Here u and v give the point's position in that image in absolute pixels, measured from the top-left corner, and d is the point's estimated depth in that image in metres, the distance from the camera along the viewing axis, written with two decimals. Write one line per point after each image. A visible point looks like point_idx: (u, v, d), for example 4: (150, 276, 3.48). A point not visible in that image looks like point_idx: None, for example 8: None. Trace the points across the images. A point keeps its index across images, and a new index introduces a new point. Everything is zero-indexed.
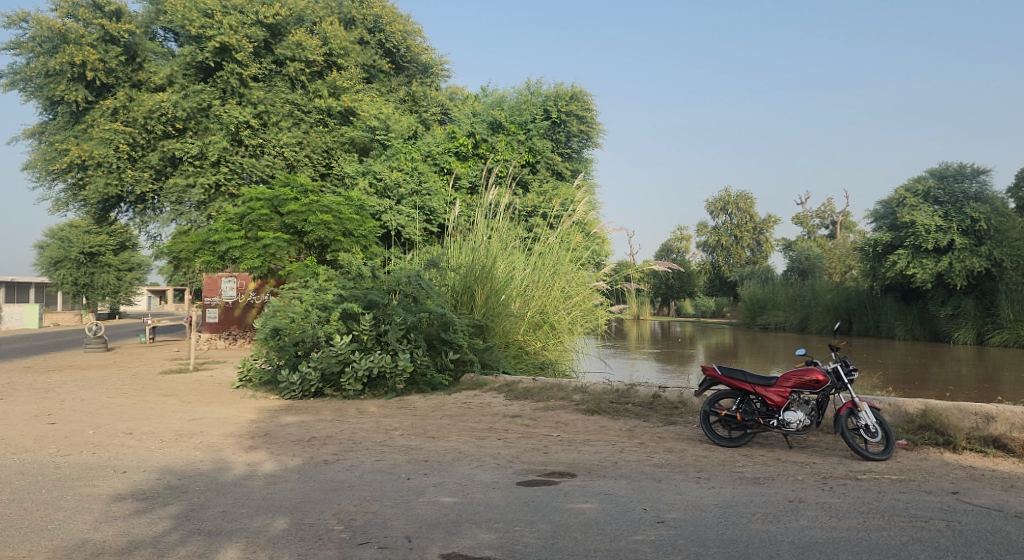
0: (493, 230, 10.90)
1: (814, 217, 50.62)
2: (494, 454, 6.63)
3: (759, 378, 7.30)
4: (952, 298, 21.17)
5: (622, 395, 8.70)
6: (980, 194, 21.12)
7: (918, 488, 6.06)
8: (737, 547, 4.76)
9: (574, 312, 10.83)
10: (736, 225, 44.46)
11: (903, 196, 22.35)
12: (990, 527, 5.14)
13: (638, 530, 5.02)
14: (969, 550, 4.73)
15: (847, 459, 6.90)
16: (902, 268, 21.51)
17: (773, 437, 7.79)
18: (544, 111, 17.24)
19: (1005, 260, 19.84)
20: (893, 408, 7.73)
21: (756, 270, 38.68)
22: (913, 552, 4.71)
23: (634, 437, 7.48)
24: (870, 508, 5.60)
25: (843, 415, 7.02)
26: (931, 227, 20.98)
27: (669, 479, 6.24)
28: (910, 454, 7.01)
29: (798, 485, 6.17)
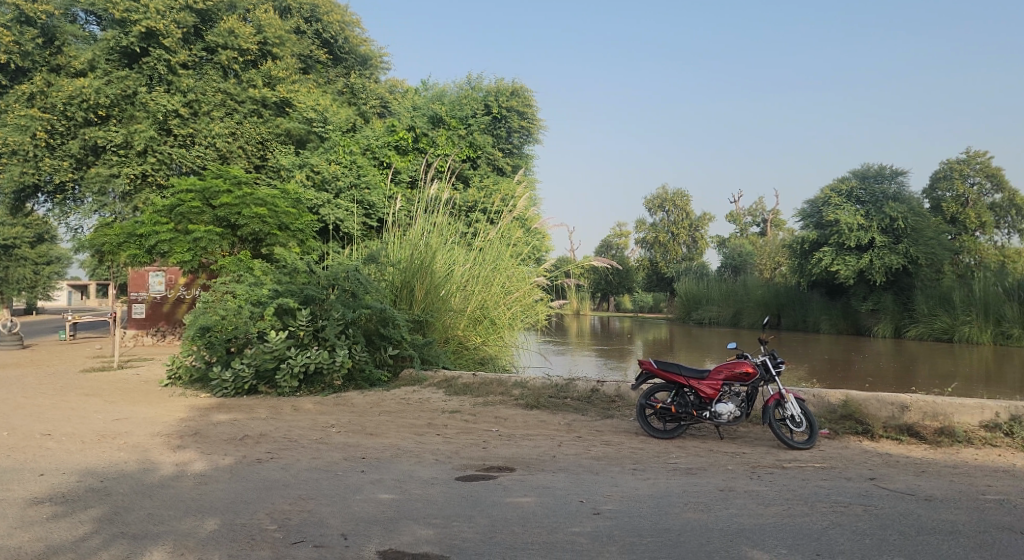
0: (433, 225, 10.83)
1: (746, 215, 52.14)
2: (433, 450, 6.61)
3: (693, 371, 7.50)
4: (872, 293, 22.12)
5: (561, 390, 8.79)
6: (898, 195, 22.07)
7: (839, 475, 6.34)
8: (670, 536, 4.89)
9: (514, 308, 10.85)
10: (673, 222, 45.55)
11: (828, 195, 23.11)
12: (904, 510, 5.42)
13: (575, 522, 5.09)
14: (884, 533, 4.99)
15: (774, 449, 7.17)
16: (827, 264, 22.42)
17: (705, 428, 8.02)
18: (484, 105, 17.21)
19: (920, 257, 20.94)
20: (817, 399, 8.04)
21: (691, 266, 39.66)
22: (834, 536, 4.93)
23: (572, 431, 7.57)
24: (795, 495, 5.83)
25: (771, 405, 7.29)
26: (853, 226, 21.89)
27: (606, 471, 6.35)
28: (832, 442, 7.33)
29: (729, 474, 6.38)
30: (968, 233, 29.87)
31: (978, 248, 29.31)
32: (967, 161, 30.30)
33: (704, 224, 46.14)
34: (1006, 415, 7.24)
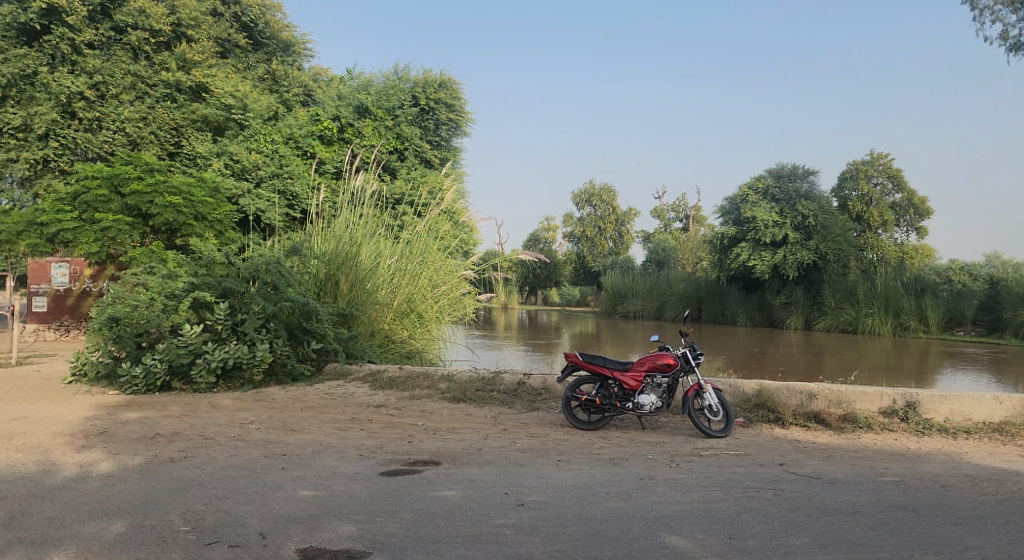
0: (358, 217, 10.66)
1: (669, 211, 53.57)
2: (357, 445, 6.51)
3: (616, 363, 7.66)
4: (785, 287, 23.13)
5: (488, 383, 8.80)
6: (810, 193, 23.18)
7: (753, 461, 6.61)
8: (592, 525, 4.98)
9: (442, 301, 10.80)
10: (600, 217, 46.78)
11: (746, 193, 24.00)
12: (810, 493, 5.71)
13: (500, 514, 5.12)
14: (792, 515, 5.23)
15: (693, 438, 7.42)
16: (744, 260, 23.24)
17: (628, 418, 8.21)
18: (412, 97, 17.04)
19: (829, 254, 21.92)
20: (733, 388, 8.33)
21: (617, 260, 40.52)
22: (746, 520, 5.14)
23: (499, 423, 7.61)
24: (711, 481, 6.05)
25: (690, 396, 7.53)
26: (769, 223, 22.79)
27: (531, 463, 6.41)
28: (746, 430, 7.65)
29: (650, 463, 6.55)
30: (872, 231, 31.63)
31: (880, 245, 31.10)
32: (871, 162, 32.02)
33: (630, 219, 47.20)
34: (902, 401, 7.70)
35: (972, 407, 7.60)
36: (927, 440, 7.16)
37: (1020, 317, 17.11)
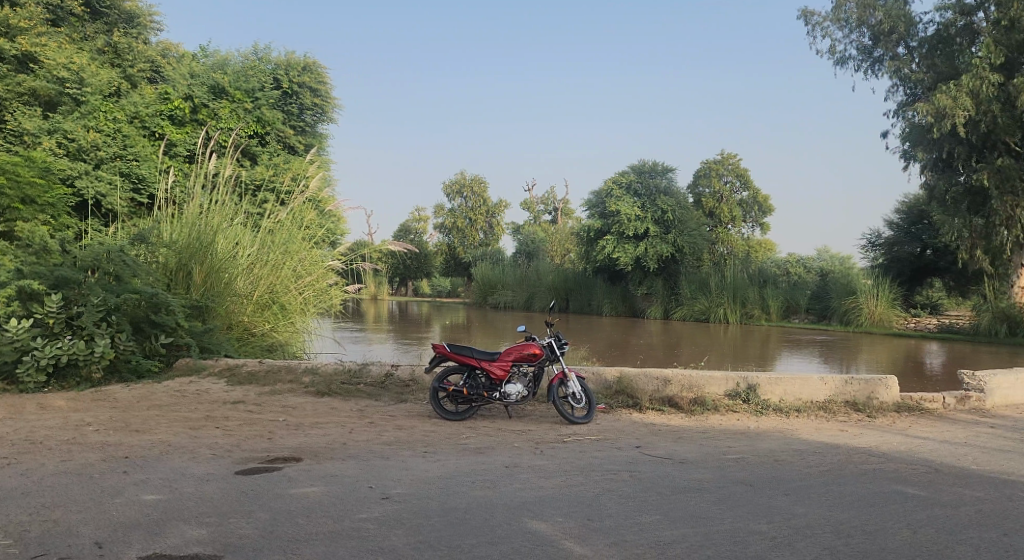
0: (214, 203, 10.10)
1: (539, 204, 54.73)
2: (210, 444, 6.18)
3: (484, 353, 7.75)
4: (647, 279, 24.32)
5: (354, 375, 8.63)
6: (668, 189, 24.42)
7: (612, 445, 6.92)
8: (456, 515, 5.03)
9: (306, 293, 10.46)
10: (471, 208, 46.95)
11: (610, 188, 24.94)
12: (662, 473, 6.07)
13: (363, 508, 5.05)
14: (645, 494, 5.54)
15: (557, 425, 7.66)
16: (609, 252, 24.01)
17: (495, 408, 8.33)
18: (273, 79, 16.52)
19: (685, 247, 23.42)
20: (595, 376, 8.69)
21: (487, 252, 40.90)
22: (604, 501, 5.39)
23: (364, 416, 7.49)
24: (573, 466, 6.28)
25: (555, 385, 7.76)
26: (631, 216, 23.84)
27: (397, 455, 6.36)
28: (607, 416, 7.99)
29: (515, 451, 6.69)
30: (722, 226, 33.98)
31: (729, 239, 33.44)
32: (721, 162, 34.34)
33: (500, 210, 47.77)
34: (744, 384, 8.33)
35: (801, 388, 8.31)
36: (764, 420, 7.80)
37: (844, 305, 19.07)
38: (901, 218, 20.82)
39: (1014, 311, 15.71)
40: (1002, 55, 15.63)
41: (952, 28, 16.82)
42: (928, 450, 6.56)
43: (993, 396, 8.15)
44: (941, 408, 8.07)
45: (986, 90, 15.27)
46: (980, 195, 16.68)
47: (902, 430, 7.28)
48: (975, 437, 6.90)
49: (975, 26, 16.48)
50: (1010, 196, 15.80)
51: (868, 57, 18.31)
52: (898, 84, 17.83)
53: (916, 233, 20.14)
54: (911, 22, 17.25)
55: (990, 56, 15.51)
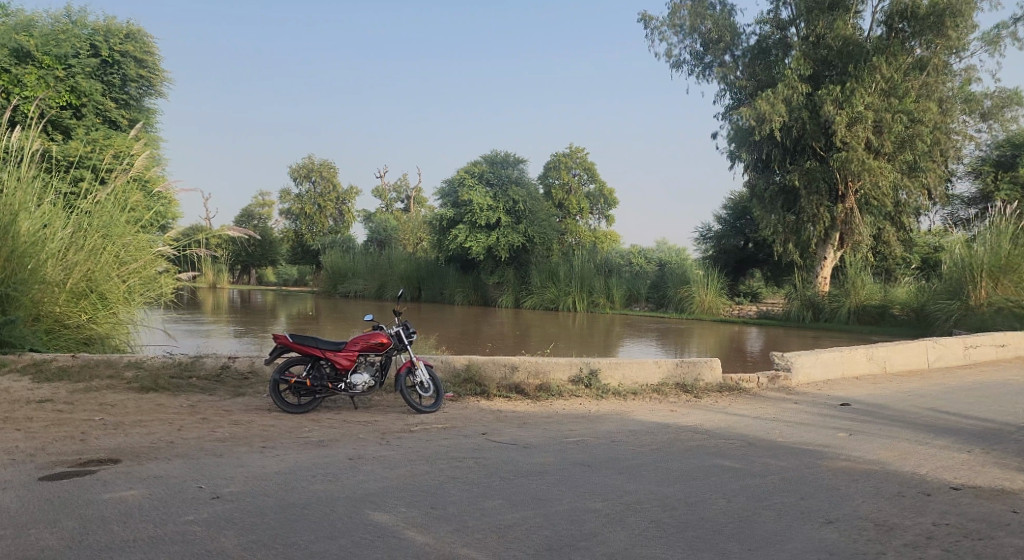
0: (17, 179, 9.01)
1: (391, 191, 53.95)
2: (9, 449, 5.54)
3: (329, 343, 7.51)
4: (498, 268, 24.69)
5: (185, 369, 8.09)
6: (519, 179, 24.94)
7: (458, 433, 6.97)
8: (293, 511, 4.85)
9: (132, 281, 9.64)
10: (319, 194, 45.37)
11: (462, 177, 24.89)
12: (507, 459, 6.19)
13: (191, 509, 4.75)
14: (489, 480, 5.63)
15: (404, 414, 7.60)
16: (461, 241, 24.11)
17: (340, 399, 8.11)
18: (91, 45, 14.79)
19: (535, 237, 24.12)
20: (444, 363, 8.72)
21: (337, 239, 39.73)
22: (448, 489, 5.41)
23: (195, 412, 7.03)
24: (418, 455, 6.25)
25: (403, 374, 7.68)
26: (484, 206, 24.09)
27: (231, 452, 6.03)
28: (455, 404, 8.04)
29: (359, 442, 6.56)
30: (570, 217, 35.26)
31: (577, 229, 34.73)
32: (570, 155, 35.56)
33: (351, 197, 46.63)
34: (586, 369, 8.70)
35: (637, 372, 8.81)
36: (603, 403, 8.19)
37: (679, 294, 20.48)
38: (727, 213, 22.55)
39: (818, 299, 17.58)
40: (809, 68, 17.44)
41: (769, 40, 18.51)
42: (744, 426, 7.17)
43: (797, 374, 9.05)
44: (755, 386, 8.87)
45: (796, 98, 17.03)
46: (791, 194, 18.50)
47: (723, 409, 7.91)
48: (785, 413, 7.65)
49: (788, 40, 18.25)
50: (816, 195, 17.70)
51: (700, 62, 19.65)
52: (726, 89, 19.28)
53: (740, 227, 21.95)
54: (735, 32, 18.80)
55: (800, 68, 17.23)
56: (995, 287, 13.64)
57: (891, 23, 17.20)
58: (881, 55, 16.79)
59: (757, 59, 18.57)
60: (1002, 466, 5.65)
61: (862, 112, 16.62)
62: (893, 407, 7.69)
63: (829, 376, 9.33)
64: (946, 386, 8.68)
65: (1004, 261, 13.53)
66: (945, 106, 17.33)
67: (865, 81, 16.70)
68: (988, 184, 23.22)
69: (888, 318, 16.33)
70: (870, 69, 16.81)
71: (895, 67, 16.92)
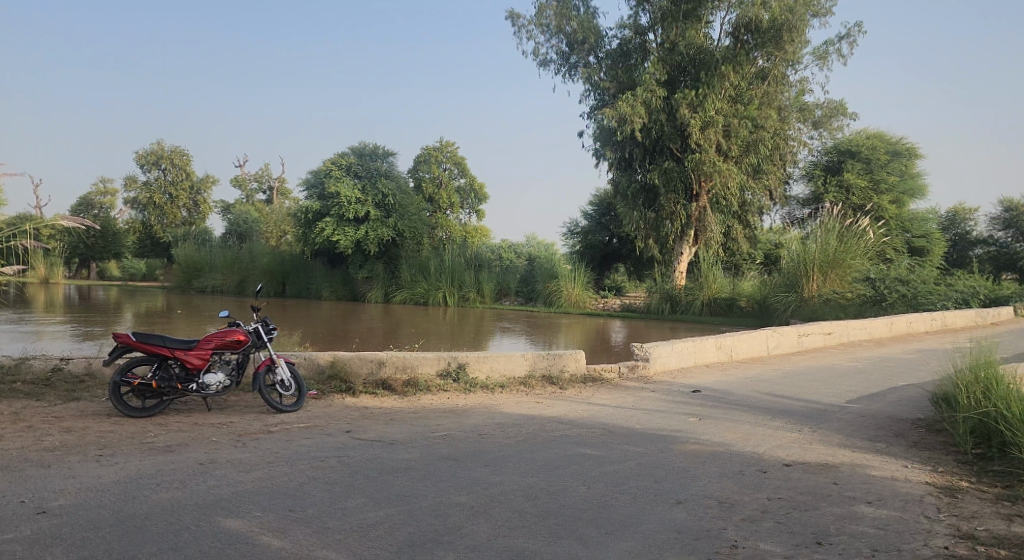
0: None
1: (252, 181, 51.48)
2: None
3: (178, 342, 7.05)
4: (367, 262, 24.22)
5: (9, 373, 7.44)
6: (389, 172, 24.60)
7: (321, 432, 6.76)
8: (133, 522, 4.51)
9: None
10: (171, 182, 42.41)
11: (329, 168, 24.09)
12: (371, 456, 6.08)
13: (10, 527, 4.30)
14: (352, 479, 5.50)
15: (262, 414, 7.27)
16: (328, 234, 23.40)
17: (191, 401, 7.63)
18: None
19: (405, 231, 23.88)
20: (307, 361, 8.44)
21: (191, 232, 37.36)
22: (307, 490, 5.23)
23: (20, 421, 6.37)
24: (276, 456, 6.00)
25: (262, 372, 7.35)
26: (351, 199, 23.45)
27: (62, 462, 5.52)
28: (318, 402, 7.80)
29: (212, 446, 6.20)
30: (441, 211, 35.18)
31: (448, 224, 34.71)
32: (440, 148, 35.47)
33: (207, 187, 44.00)
34: (454, 363, 8.72)
35: (504, 365, 8.93)
36: (471, 396, 8.23)
37: (547, 288, 21.00)
38: (593, 209, 23.43)
39: (675, 292, 18.62)
40: (665, 72, 18.43)
41: (630, 44, 19.33)
42: (603, 415, 7.46)
43: (654, 363, 9.54)
44: (616, 376, 9.26)
45: (654, 101, 17.89)
46: (651, 192, 19.37)
47: (585, 399, 8.19)
48: (641, 401, 8.04)
49: (646, 45, 19.13)
50: (673, 193, 18.78)
51: (566, 62, 20.20)
52: (590, 90, 19.96)
53: (605, 223, 22.94)
54: (598, 34, 19.51)
55: (657, 73, 18.14)
56: (824, 280, 15.12)
57: (737, 34, 18.45)
58: (729, 64, 18.04)
59: (619, 62, 19.36)
60: (828, 443, 6.23)
61: (713, 116, 17.74)
62: (738, 392, 8.28)
63: (682, 365, 9.90)
64: (783, 372, 9.46)
65: (830, 257, 15.08)
66: (784, 114, 18.88)
67: (715, 88, 17.89)
68: (819, 186, 25.50)
69: (735, 310, 17.58)
70: (719, 77, 18.03)
71: (740, 76, 18.24)
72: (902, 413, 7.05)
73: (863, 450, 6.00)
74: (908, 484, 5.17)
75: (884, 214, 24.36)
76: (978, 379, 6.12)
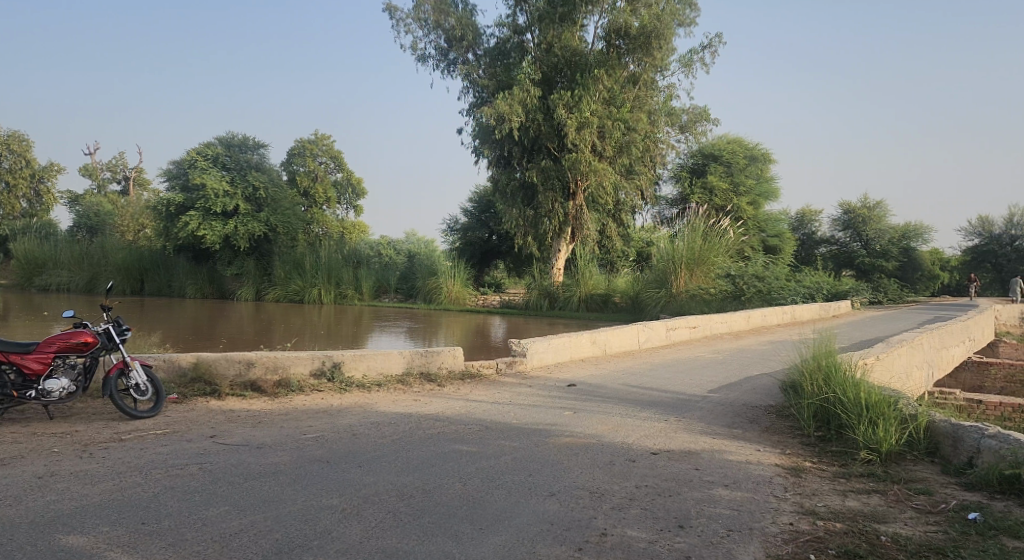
0: None
1: (104, 171, 47.64)
2: None
3: (13, 345, 6.38)
4: (236, 259, 23.07)
5: None
6: (260, 164, 23.56)
7: (180, 438, 6.34)
8: None
9: None
10: (8, 170, 38.43)
11: (193, 158, 22.73)
12: (235, 461, 5.77)
13: None
14: (214, 486, 5.19)
15: (113, 422, 6.73)
16: (193, 229, 21.97)
17: (29, 410, 6.94)
18: None
19: (278, 226, 22.95)
20: (167, 363, 7.88)
21: (33, 224, 34.07)
22: (163, 501, 4.88)
23: None
24: (128, 466, 5.57)
25: (113, 376, 6.80)
26: (219, 192, 22.21)
27: None
28: (178, 406, 7.32)
29: (53, 458, 5.66)
30: (317, 206, 34.13)
31: (325, 219, 33.76)
32: (316, 142, 34.43)
33: (51, 175, 40.24)
34: (329, 362, 8.44)
35: (381, 363, 8.75)
36: (346, 396, 8.01)
37: (427, 285, 20.86)
38: (473, 206, 23.60)
39: (553, 289, 19.08)
40: (541, 73, 18.82)
41: (508, 43, 19.58)
42: (480, 411, 7.48)
43: (531, 359, 9.69)
44: (493, 372, 9.34)
45: (531, 100, 18.16)
46: (529, 190, 19.68)
47: (463, 396, 8.17)
48: (516, 396, 8.15)
49: (524, 45, 19.43)
50: (551, 192, 19.16)
51: (444, 58, 20.14)
52: (468, 87, 20.03)
53: (485, 220, 23.14)
54: (476, 32, 19.60)
55: (534, 73, 18.46)
56: (690, 276, 15.98)
57: (610, 39, 19.11)
58: (602, 67, 18.65)
59: (497, 60, 19.54)
60: (691, 431, 6.56)
61: (588, 117, 18.27)
62: (609, 385, 8.57)
63: (559, 359, 10.11)
64: (653, 364, 9.90)
65: (695, 254, 15.95)
66: (653, 117, 19.75)
67: (589, 89, 18.41)
68: (685, 187, 26.91)
69: (610, 306, 18.19)
70: (594, 79, 18.59)
71: (613, 79, 18.87)
72: (756, 401, 7.55)
73: (722, 437, 6.37)
74: (759, 467, 5.54)
75: (742, 215, 26.09)
76: (820, 367, 6.67)
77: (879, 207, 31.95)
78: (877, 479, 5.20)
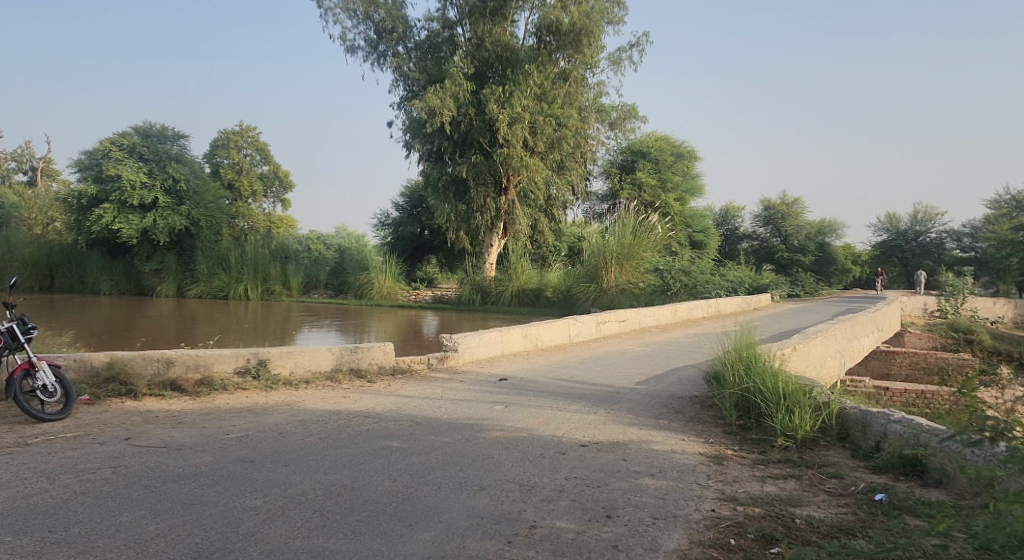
0: None
1: (8, 160, 44.83)
2: None
3: None
4: (156, 253, 22.14)
5: None
6: (180, 156, 22.71)
7: (92, 441, 6.03)
8: None
9: None
10: None
11: (107, 148, 21.65)
12: (151, 464, 5.53)
13: None
14: (129, 491, 4.96)
15: (17, 425, 6.34)
16: (108, 222, 20.96)
17: None
18: None
19: (200, 220, 22.11)
20: (78, 363, 7.48)
21: None
22: (73, 507, 4.63)
23: None
24: (33, 472, 5.25)
25: (18, 378, 6.43)
26: (135, 183, 21.27)
27: None
28: (90, 408, 6.96)
29: None
30: (243, 199, 33.09)
31: (250, 213, 32.77)
32: (240, 132, 33.35)
33: None
34: (254, 359, 8.18)
35: (310, 359, 8.55)
36: (272, 394, 7.80)
37: (358, 281, 20.57)
38: (404, 200, 23.40)
39: (485, 283, 19.08)
40: (472, 67, 18.80)
41: (439, 37, 19.46)
42: (411, 407, 7.41)
43: (463, 354, 9.66)
44: (424, 367, 9.27)
45: (462, 94, 18.12)
46: (462, 185, 19.62)
47: (393, 392, 8.09)
48: (448, 391, 8.10)
49: (455, 38, 19.34)
50: (482, 186, 19.12)
51: (374, 50, 19.83)
52: (399, 81, 19.82)
53: (416, 214, 22.97)
54: (406, 25, 19.38)
55: (465, 67, 18.40)
56: (620, 271, 16.25)
57: (540, 35, 19.24)
58: (532, 63, 18.73)
59: (428, 53, 19.43)
60: (619, 423, 6.67)
61: (520, 113, 18.28)
62: (540, 379, 8.62)
63: (490, 354, 10.10)
64: (583, 358, 10.03)
65: (625, 250, 16.23)
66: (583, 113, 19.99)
67: (521, 85, 18.42)
68: (615, 183, 27.36)
69: (542, 300, 18.31)
70: (524, 74, 18.70)
71: (544, 75, 18.98)
72: (681, 392, 7.76)
73: (649, 428, 6.51)
74: (684, 456, 5.69)
75: (670, 211, 26.72)
76: (741, 358, 6.90)
77: (798, 204, 33.35)
78: (793, 464, 5.42)
